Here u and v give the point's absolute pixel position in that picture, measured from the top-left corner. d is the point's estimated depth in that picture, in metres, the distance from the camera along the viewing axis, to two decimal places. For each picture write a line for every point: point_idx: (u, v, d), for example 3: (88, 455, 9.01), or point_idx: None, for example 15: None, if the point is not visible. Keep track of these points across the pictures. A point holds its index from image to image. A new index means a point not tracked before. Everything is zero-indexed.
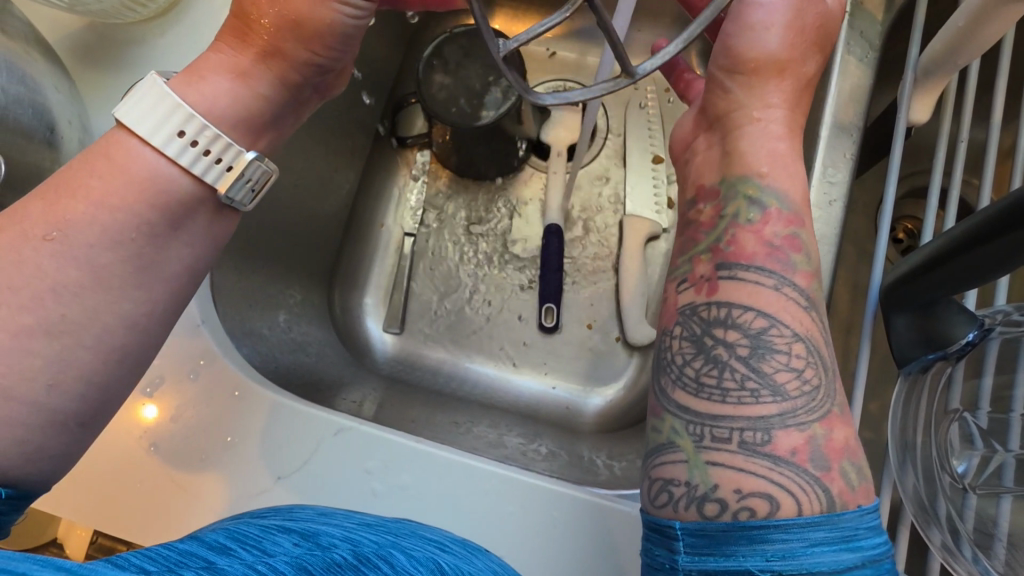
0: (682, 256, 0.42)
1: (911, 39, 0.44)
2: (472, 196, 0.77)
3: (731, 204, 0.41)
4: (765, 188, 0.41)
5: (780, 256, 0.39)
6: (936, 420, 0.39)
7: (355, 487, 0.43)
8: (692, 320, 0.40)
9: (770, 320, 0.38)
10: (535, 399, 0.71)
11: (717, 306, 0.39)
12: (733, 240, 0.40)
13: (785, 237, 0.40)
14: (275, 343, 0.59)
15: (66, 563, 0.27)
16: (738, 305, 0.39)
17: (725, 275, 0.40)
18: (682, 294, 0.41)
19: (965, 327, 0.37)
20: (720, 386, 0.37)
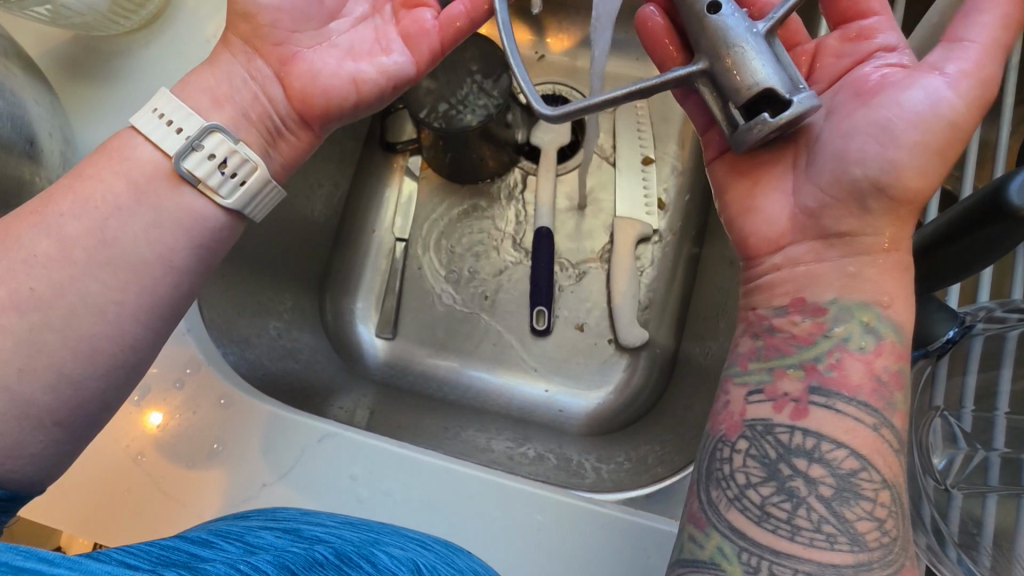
0: (755, 361, 0.38)
1: None
2: (462, 200, 0.77)
3: (842, 325, 0.36)
4: (883, 317, 0.36)
5: (884, 393, 0.35)
6: (920, 419, 0.39)
7: (339, 493, 0.43)
8: (765, 441, 0.36)
9: (863, 463, 0.34)
10: (526, 404, 0.71)
11: (803, 432, 0.35)
12: (835, 364, 0.36)
13: (894, 373, 0.35)
14: (264, 350, 0.59)
15: (50, 556, 0.27)
16: (829, 439, 0.35)
17: (819, 402, 0.35)
18: (754, 406, 0.37)
19: (945, 325, 0.37)
20: (794, 529, 0.34)
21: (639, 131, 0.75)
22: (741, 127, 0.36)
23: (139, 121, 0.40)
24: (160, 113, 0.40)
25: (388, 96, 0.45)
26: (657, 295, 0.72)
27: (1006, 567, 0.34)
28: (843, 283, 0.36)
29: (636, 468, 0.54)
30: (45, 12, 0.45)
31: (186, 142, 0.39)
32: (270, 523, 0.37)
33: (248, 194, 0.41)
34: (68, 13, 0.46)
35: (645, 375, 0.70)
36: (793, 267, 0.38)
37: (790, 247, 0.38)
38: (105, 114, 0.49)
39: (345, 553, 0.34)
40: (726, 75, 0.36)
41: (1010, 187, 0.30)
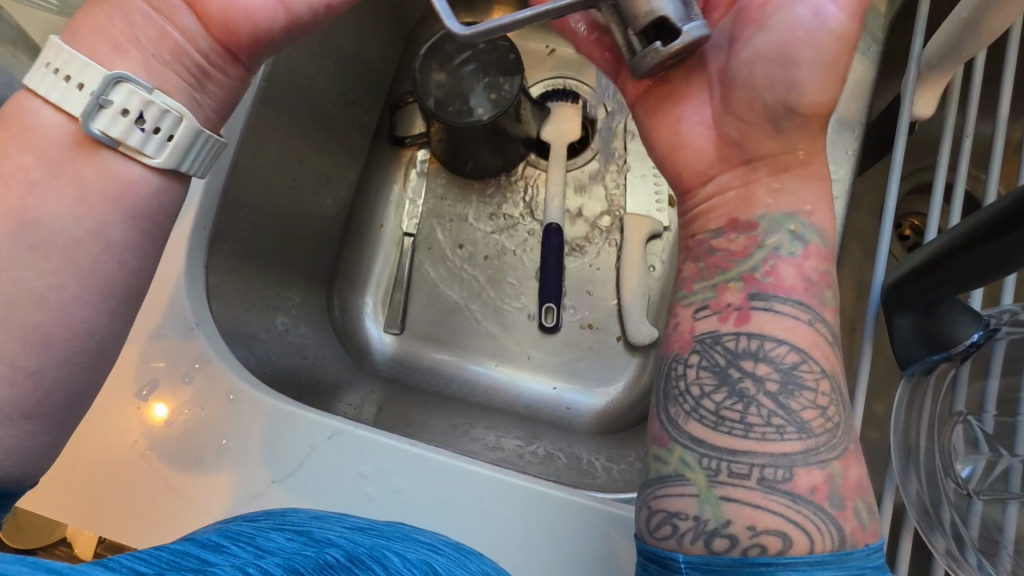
0: (699, 282, 0.40)
1: (915, 31, 0.43)
2: (470, 195, 0.76)
3: (774, 236, 0.39)
4: (808, 225, 0.39)
5: (817, 291, 0.38)
6: (941, 423, 0.39)
7: (349, 491, 0.43)
8: (714, 350, 0.38)
9: (803, 356, 0.37)
10: (534, 401, 0.70)
11: (747, 336, 0.38)
12: (771, 271, 0.38)
13: (822, 274, 0.39)
14: (273, 346, 0.59)
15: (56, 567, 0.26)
16: (771, 338, 0.37)
17: (759, 306, 0.38)
18: (702, 321, 0.39)
19: (969, 327, 0.36)
20: (744, 425, 0.36)
21: None
22: (637, 55, 0.37)
23: (38, 82, 0.37)
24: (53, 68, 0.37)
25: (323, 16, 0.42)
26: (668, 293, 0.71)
27: None
28: (771, 199, 0.39)
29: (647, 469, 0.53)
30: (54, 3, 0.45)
31: (91, 99, 0.37)
32: (280, 525, 0.37)
33: (178, 147, 0.39)
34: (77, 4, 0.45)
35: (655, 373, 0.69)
36: (725, 192, 0.40)
37: (719, 175, 0.41)
38: None
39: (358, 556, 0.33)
40: (630, 1, 0.35)
41: None
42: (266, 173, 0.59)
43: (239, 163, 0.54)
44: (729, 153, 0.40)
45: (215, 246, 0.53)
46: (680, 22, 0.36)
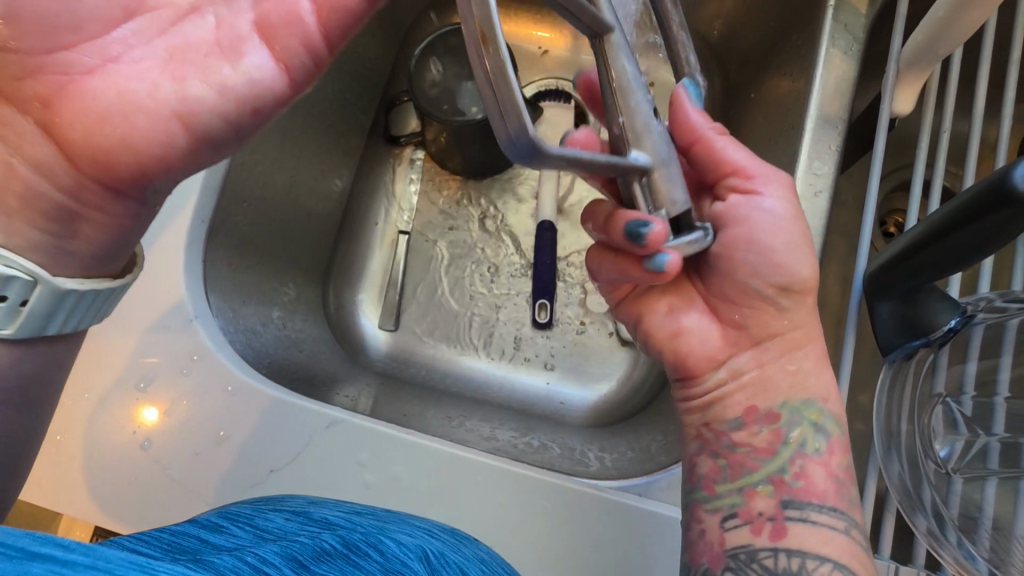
0: (722, 484, 0.40)
1: (895, 30, 0.45)
2: (465, 193, 0.77)
3: (796, 430, 0.40)
4: (827, 414, 0.40)
5: (845, 493, 0.39)
6: (921, 407, 0.40)
7: (347, 479, 0.44)
8: (748, 569, 0.37)
9: (848, 575, 0.36)
10: (529, 396, 0.71)
11: (785, 554, 0.37)
12: (801, 473, 0.39)
13: (847, 471, 0.40)
14: (270, 339, 0.60)
15: (65, 540, 0.27)
16: (811, 555, 0.37)
17: (794, 516, 0.38)
18: (730, 533, 0.39)
19: (946, 314, 0.38)
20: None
21: None
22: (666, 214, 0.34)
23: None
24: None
25: (247, 124, 0.35)
26: None
27: (1004, 549, 0.36)
28: (787, 383, 0.40)
29: (640, 456, 0.54)
30: None
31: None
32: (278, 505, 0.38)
33: (30, 318, 0.36)
34: None
35: (648, 367, 0.69)
36: (739, 377, 0.41)
37: (729, 359, 0.41)
38: None
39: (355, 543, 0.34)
40: (653, 198, 0.34)
41: (1015, 175, 0.30)
42: (263, 171, 0.60)
43: (238, 159, 0.55)
44: (734, 337, 0.41)
45: (213, 240, 0.53)
46: (693, 226, 0.37)
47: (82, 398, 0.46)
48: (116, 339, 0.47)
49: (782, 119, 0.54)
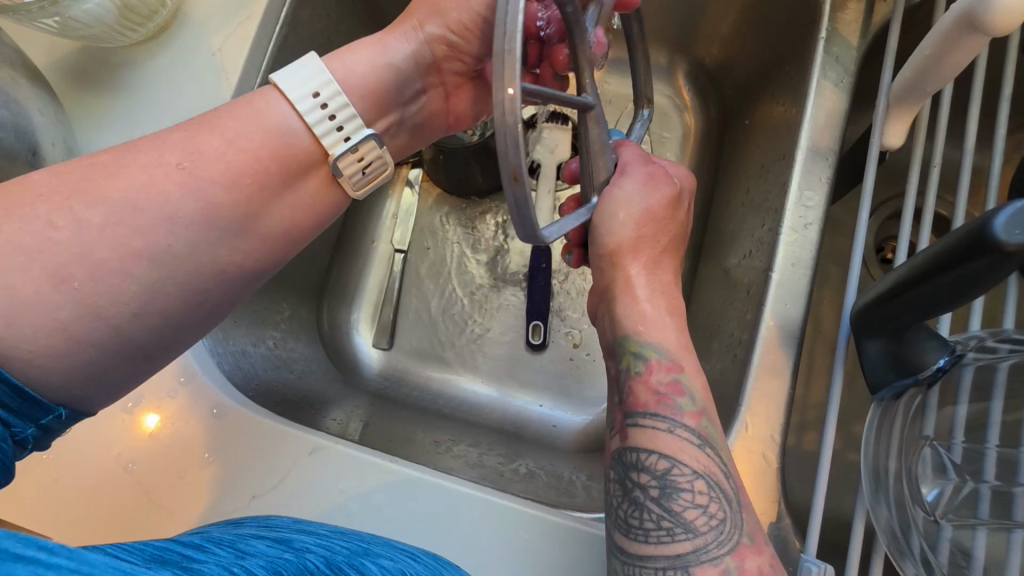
0: (612, 398, 0.43)
1: (886, 64, 0.45)
2: (462, 213, 0.78)
3: (625, 358, 0.42)
4: (644, 343, 0.41)
5: (668, 402, 0.39)
6: (910, 448, 0.39)
7: (329, 508, 0.43)
8: (618, 465, 0.40)
9: (671, 461, 0.38)
10: (521, 418, 0.71)
11: (631, 450, 0.39)
12: (631, 391, 0.41)
13: (670, 384, 0.40)
14: (260, 360, 0.60)
15: (47, 544, 0.27)
16: (643, 449, 0.39)
17: (632, 423, 0.40)
18: (613, 440, 0.41)
19: (935, 353, 0.37)
20: (647, 510, 0.37)
21: None
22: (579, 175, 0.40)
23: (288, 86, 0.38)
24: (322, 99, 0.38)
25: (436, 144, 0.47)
26: None
27: None
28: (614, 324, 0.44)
29: None
30: (53, 24, 0.46)
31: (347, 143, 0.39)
32: (261, 532, 0.37)
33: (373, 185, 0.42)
34: (77, 26, 0.47)
35: None
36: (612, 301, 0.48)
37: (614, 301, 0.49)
38: (111, 126, 0.50)
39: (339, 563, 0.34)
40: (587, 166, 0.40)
41: (994, 224, 0.29)
42: None
43: None
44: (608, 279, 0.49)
45: None
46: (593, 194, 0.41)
47: None
48: None
49: (775, 148, 0.54)
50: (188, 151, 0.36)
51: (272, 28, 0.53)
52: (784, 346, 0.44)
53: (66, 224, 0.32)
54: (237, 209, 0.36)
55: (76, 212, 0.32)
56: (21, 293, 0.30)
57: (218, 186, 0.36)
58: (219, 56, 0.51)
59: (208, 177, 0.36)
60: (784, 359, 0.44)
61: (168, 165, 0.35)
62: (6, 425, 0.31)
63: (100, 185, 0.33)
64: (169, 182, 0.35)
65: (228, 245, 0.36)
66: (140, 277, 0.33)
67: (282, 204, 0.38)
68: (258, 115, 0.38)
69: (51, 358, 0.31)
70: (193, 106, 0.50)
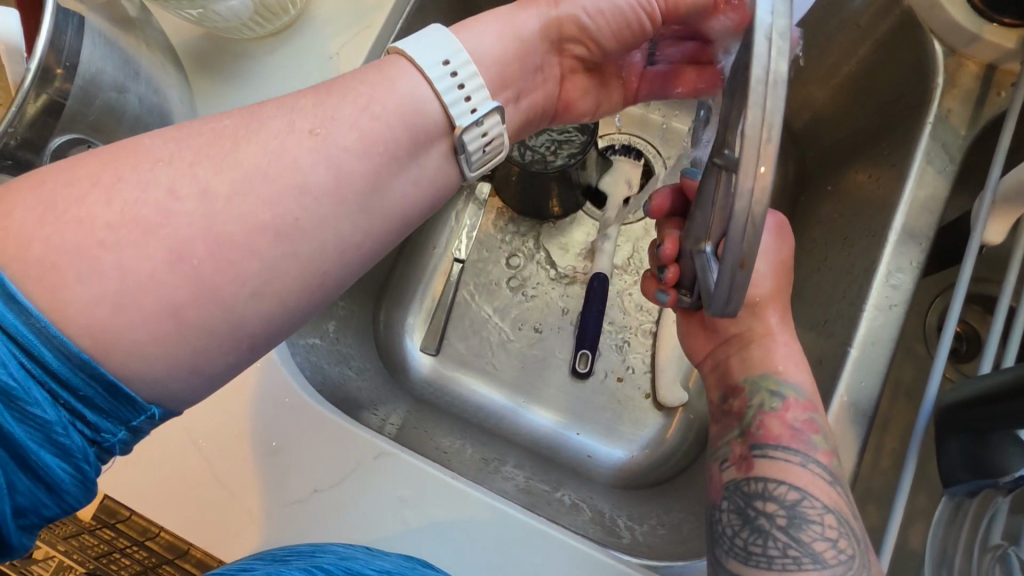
0: (720, 438, 0.46)
1: (995, 159, 0.45)
2: (525, 232, 0.79)
3: (756, 395, 0.45)
4: (784, 382, 0.45)
5: (803, 438, 0.42)
6: (977, 550, 0.38)
7: (385, 513, 0.44)
8: (736, 495, 0.43)
9: (803, 493, 0.40)
10: (559, 444, 0.71)
11: (756, 480, 0.42)
12: (761, 425, 0.44)
13: (806, 422, 0.43)
14: (323, 353, 0.61)
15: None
16: (771, 479, 0.42)
17: (759, 454, 0.43)
18: (726, 471, 0.44)
19: (1019, 460, 0.37)
20: (770, 538, 0.40)
21: None
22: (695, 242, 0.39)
23: (424, 62, 0.38)
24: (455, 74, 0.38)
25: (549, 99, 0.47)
26: None
27: None
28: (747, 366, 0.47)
29: (671, 535, 0.53)
30: (193, 13, 0.49)
31: (472, 117, 0.39)
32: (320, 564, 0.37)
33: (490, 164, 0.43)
34: (214, 18, 0.49)
35: (681, 437, 0.70)
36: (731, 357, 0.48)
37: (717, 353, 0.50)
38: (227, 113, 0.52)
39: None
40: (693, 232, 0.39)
41: None
42: None
43: None
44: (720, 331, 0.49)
45: None
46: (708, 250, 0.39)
47: None
48: None
49: (861, 220, 0.54)
50: (331, 143, 0.36)
51: (389, 39, 0.55)
52: (853, 423, 0.45)
53: (190, 193, 0.33)
54: (362, 181, 0.36)
55: (203, 181, 0.33)
56: (135, 275, 0.31)
57: (361, 174, 0.36)
58: (336, 60, 0.53)
59: (340, 145, 0.36)
60: (852, 435, 0.44)
61: (302, 132, 0.35)
62: (96, 428, 0.32)
63: (228, 151, 0.34)
64: (305, 158, 0.35)
65: (357, 226, 0.37)
66: (265, 253, 0.34)
67: (409, 175, 0.39)
68: (390, 83, 0.37)
69: (145, 351, 0.31)
70: None
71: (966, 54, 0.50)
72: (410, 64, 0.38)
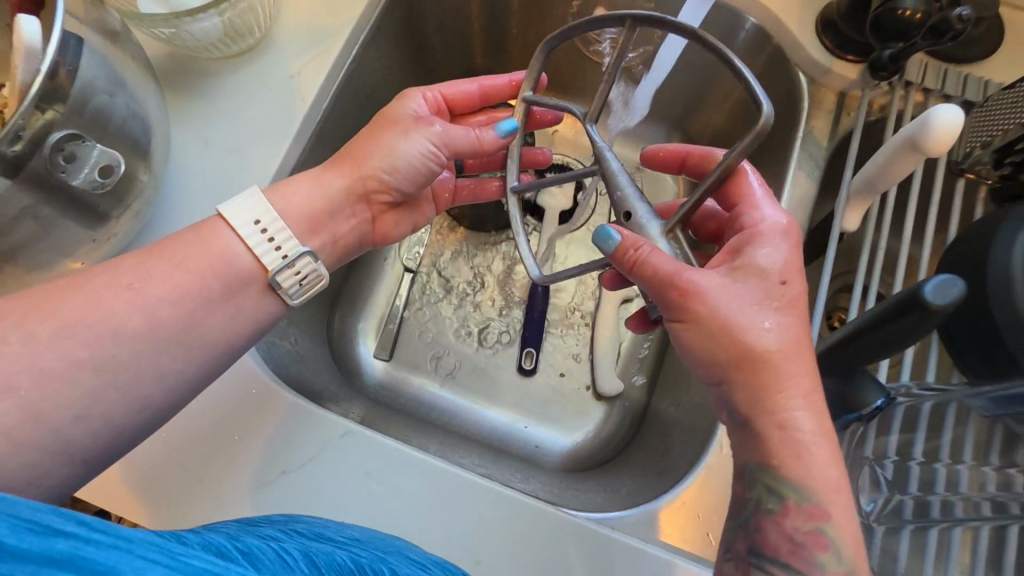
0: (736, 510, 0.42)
1: (848, 164, 0.57)
2: (470, 242, 0.85)
3: (755, 489, 0.41)
4: (782, 482, 0.39)
5: (802, 554, 0.39)
6: (854, 467, 0.49)
7: (353, 485, 0.48)
8: (728, 569, 0.42)
9: None
10: (509, 436, 0.76)
11: (755, 569, 0.40)
12: (757, 528, 0.41)
13: (807, 532, 0.39)
14: (285, 351, 0.65)
15: (91, 519, 0.28)
16: (770, 566, 0.40)
17: (756, 570, 0.40)
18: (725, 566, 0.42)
19: (875, 395, 0.46)
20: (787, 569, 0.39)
21: None
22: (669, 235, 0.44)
23: (235, 219, 0.47)
24: (261, 225, 0.47)
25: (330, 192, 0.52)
26: (634, 351, 0.81)
27: None
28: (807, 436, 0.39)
29: (611, 497, 0.60)
30: (165, 33, 0.53)
31: (283, 260, 0.47)
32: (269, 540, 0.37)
33: (311, 291, 0.50)
34: (186, 37, 0.53)
35: (620, 422, 0.77)
36: None
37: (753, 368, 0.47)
38: (200, 127, 0.56)
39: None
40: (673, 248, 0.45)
41: (925, 289, 0.38)
42: None
43: None
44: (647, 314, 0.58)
45: None
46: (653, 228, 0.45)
47: None
48: None
49: None
50: (172, 296, 0.44)
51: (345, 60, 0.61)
52: None
53: (16, 337, 0.39)
54: (173, 325, 0.44)
55: (26, 328, 0.39)
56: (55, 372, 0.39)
57: (164, 306, 0.43)
58: (297, 79, 0.58)
59: (153, 293, 0.43)
60: None
61: (118, 285, 0.43)
62: None
63: (51, 305, 0.41)
64: (120, 313, 0.42)
65: (173, 356, 0.44)
66: (85, 383, 0.41)
67: (222, 313, 0.46)
68: (201, 237, 0.46)
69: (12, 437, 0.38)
70: (274, 117, 0.57)
71: (823, 83, 0.63)
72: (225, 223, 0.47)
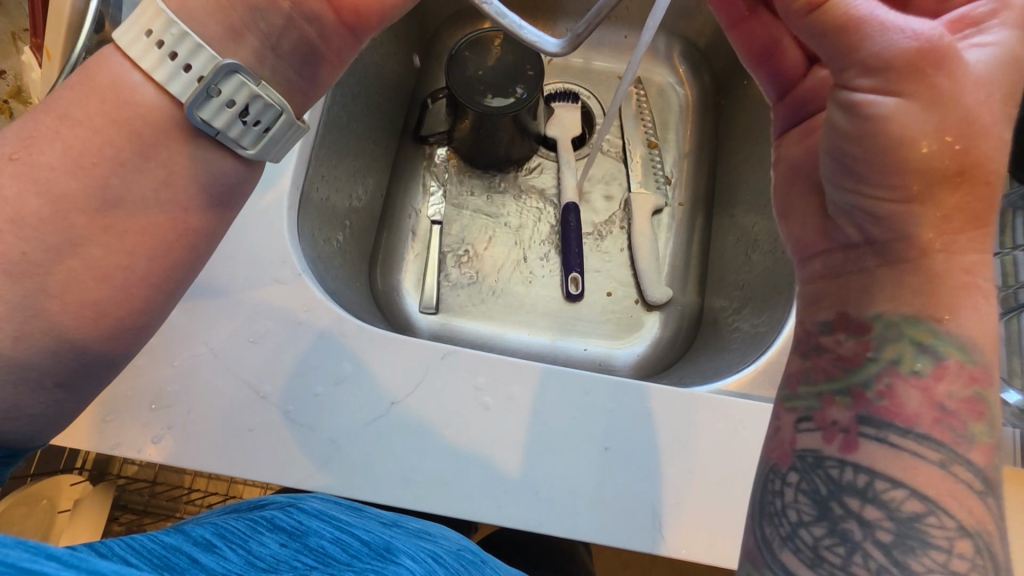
0: (804, 385, 0.40)
1: None
2: (492, 182, 0.84)
3: (890, 346, 0.37)
4: (942, 337, 0.36)
5: (953, 423, 0.35)
6: None
7: (467, 401, 0.48)
8: (816, 474, 0.37)
9: (929, 506, 0.34)
10: (571, 360, 0.77)
11: (854, 467, 0.36)
12: (887, 390, 0.37)
13: (962, 400, 0.36)
14: (353, 303, 0.65)
15: (60, 552, 0.29)
16: (884, 476, 0.35)
17: (870, 433, 0.36)
18: (804, 435, 0.39)
19: None
20: (928, 439, 0.35)
21: (641, 119, 0.86)
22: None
23: (124, 42, 0.35)
24: (152, 35, 0.35)
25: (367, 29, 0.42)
26: (675, 257, 0.82)
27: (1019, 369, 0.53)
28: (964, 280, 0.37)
29: (700, 375, 0.62)
30: None
31: (201, 86, 0.35)
32: (276, 522, 0.42)
33: (271, 141, 0.40)
34: None
35: (676, 325, 0.78)
36: None
37: None
38: None
39: (366, 557, 0.41)
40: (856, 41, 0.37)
41: None
42: (327, 166, 0.65)
43: (320, 144, 0.63)
44: None
45: (304, 209, 0.58)
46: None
47: (189, 356, 0.48)
48: (237, 300, 0.49)
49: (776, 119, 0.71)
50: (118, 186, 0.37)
51: None
52: None
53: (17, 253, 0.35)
54: (74, 203, 0.36)
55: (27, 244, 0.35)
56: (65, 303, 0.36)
57: (53, 183, 0.35)
58: None
59: (25, 162, 0.35)
60: None
61: None
62: None
63: None
64: (72, 213, 0.36)
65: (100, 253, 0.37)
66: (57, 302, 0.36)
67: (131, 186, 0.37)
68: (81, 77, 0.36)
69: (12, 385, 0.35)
70: None
71: None
72: (119, 58, 0.36)
